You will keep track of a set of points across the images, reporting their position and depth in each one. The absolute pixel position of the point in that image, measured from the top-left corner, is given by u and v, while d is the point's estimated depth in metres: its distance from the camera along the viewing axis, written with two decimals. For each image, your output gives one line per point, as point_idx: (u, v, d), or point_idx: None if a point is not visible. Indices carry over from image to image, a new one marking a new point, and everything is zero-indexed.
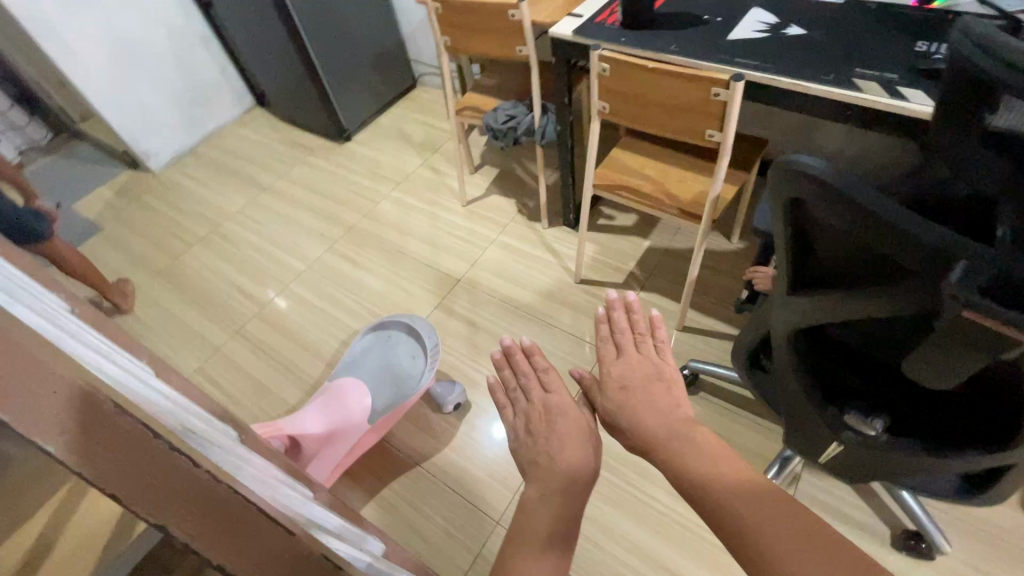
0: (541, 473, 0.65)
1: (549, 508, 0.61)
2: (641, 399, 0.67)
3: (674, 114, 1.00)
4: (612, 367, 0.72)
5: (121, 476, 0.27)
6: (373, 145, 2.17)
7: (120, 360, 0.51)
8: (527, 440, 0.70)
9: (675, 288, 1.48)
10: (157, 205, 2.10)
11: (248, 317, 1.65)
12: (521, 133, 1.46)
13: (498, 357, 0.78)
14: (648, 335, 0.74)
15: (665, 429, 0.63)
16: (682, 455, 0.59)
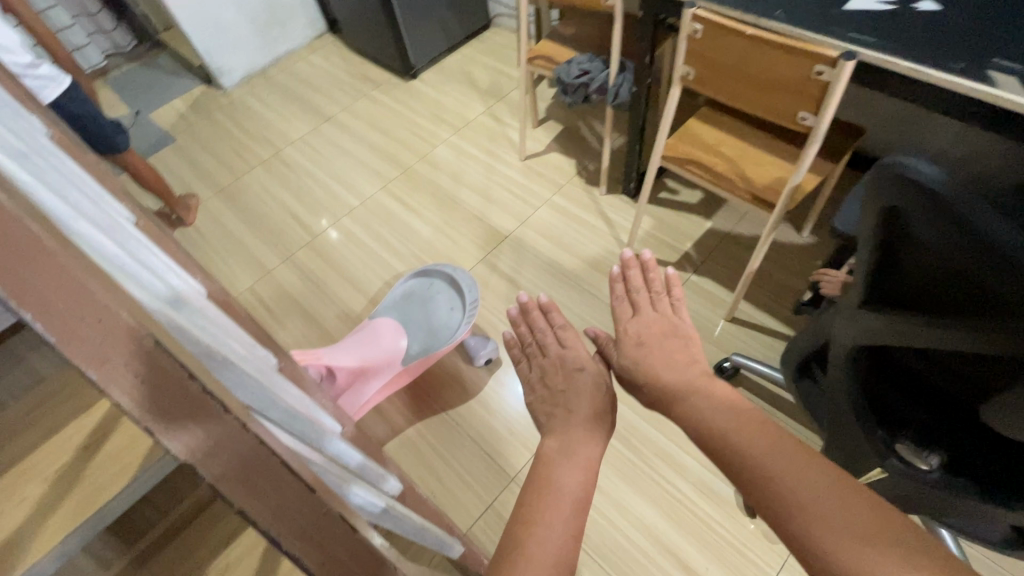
0: (559, 426, 0.66)
1: (573, 468, 0.59)
2: (659, 352, 0.68)
3: (766, 89, 0.90)
4: (628, 325, 0.72)
5: (156, 408, 0.27)
6: (438, 86, 2.12)
7: (173, 284, 0.53)
8: (543, 392, 0.72)
9: (731, 276, 1.40)
10: (225, 124, 2.15)
11: (301, 245, 1.70)
12: (593, 91, 1.38)
13: (514, 315, 0.81)
14: (664, 294, 0.74)
15: (680, 382, 0.63)
16: (696, 405, 0.60)
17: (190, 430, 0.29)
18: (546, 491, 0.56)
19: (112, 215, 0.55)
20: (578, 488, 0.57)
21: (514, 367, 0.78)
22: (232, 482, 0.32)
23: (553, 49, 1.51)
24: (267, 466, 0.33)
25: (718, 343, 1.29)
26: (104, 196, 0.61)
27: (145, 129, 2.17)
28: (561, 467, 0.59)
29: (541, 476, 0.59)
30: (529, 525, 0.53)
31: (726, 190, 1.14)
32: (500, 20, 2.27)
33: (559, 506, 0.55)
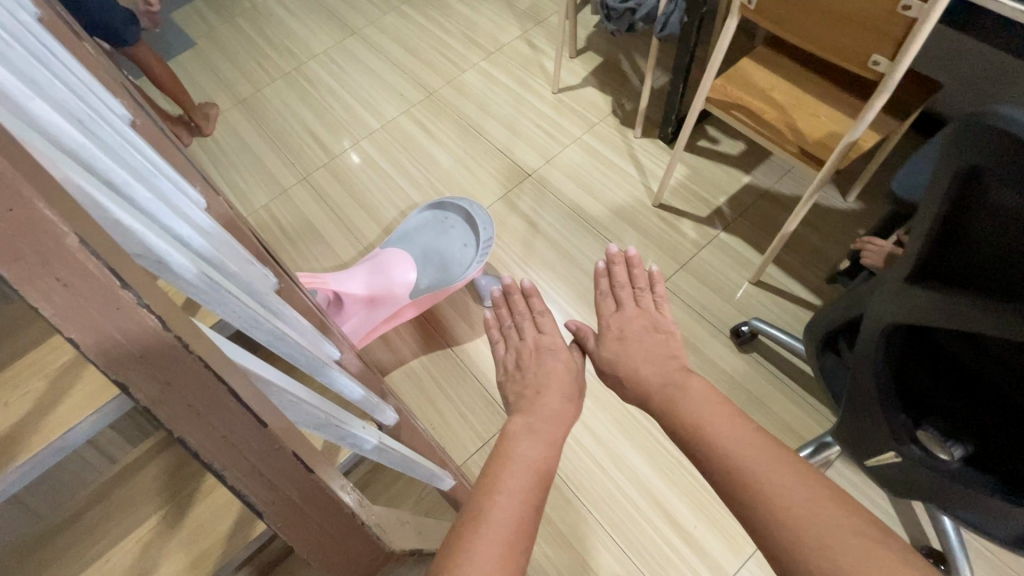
0: (527, 405, 0.74)
1: (536, 445, 0.66)
2: (639, 346, 0.77)
3: (837, 22, 0.79)
4: (611, 321, 0.81)
5: (81, 319, 0.25)
6: (472, 4, 1.96)
7: (155, 183, 0.49)
8: (516, 373, 0.81)
9: (762, 237, 1.32)
10: (248, 31, 2.05)
11: (318, 165, 1.65)
12: (639, 18, 1.24)
13: (497, 296, 0.89)
14: (648, 290, 0.83)
15: (659, 376, 0.71)
16: (675, 398, 0.67)
17: (110, 337, 0.26)
18: (506, 462, 0.62)
19: (94, 104, 0.51)
20: (539, 461, 0.64)
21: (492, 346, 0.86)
22: (172, 407, 0.29)
23: None
24: (212, 394, 0.30)
25: (738, 306, 1.23)
26: (90, 84, 0.57)
27: (167, 29, 2.09)
28: (522, 443, 0.66)
29: (505, 451, 0.65)
30: (492, 495, 0.57)
31: (774, 142, 1.04)
32: None
33: (519, 476, 0.60)
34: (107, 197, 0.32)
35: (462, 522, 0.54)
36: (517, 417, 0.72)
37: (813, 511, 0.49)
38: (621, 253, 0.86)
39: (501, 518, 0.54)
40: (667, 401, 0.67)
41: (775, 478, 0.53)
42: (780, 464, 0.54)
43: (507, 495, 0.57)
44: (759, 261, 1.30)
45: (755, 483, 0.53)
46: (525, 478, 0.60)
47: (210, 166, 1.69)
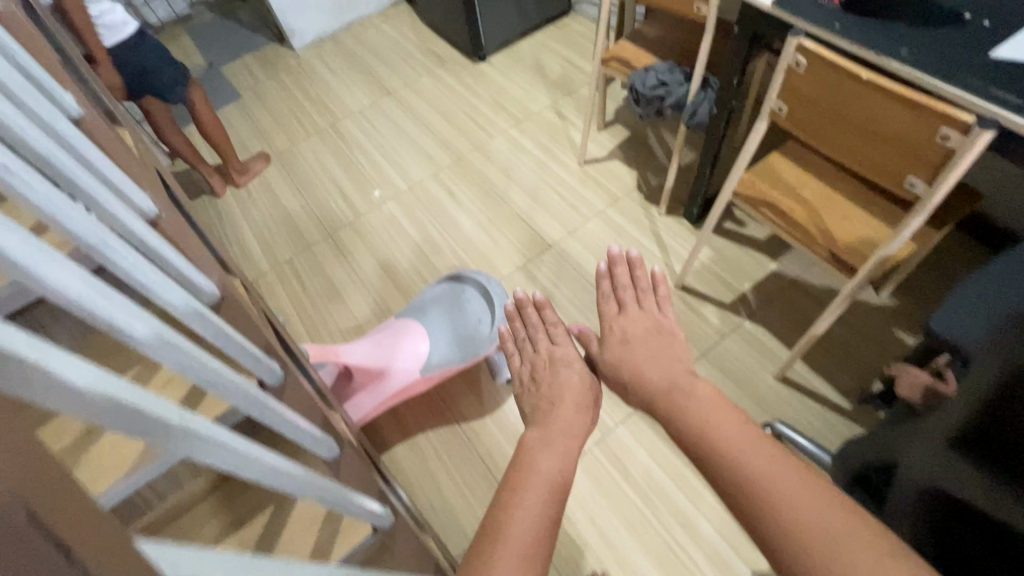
0: (541, 418, 0.73)
1: (552, 457, 0.66)
2: (641, 349, 0.73)
3: (860, 139, 0.78)
4: (614, 323, 0.78)
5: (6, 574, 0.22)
6: (505, 72, 2.02)
7: (156, 297, 0.51)
8: (531, 386, 0.79)
9: (789, 329, 1.27)
10: (290, 87, 2.15)
11: (344, 223, 1.67)
12: (667, 105, 1.24)
13: (509, 310, 0.88)
14: (651, 292, 0.80)
15: (665, 380, 0.68)
16: (679, 403, 0.63)
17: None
18: (525, 473, 0.62)
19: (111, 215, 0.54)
20: (555, 474, 0.63)
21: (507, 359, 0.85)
22: None
23: (630, 51, 1.38)
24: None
25: (761, 403, 1.18)
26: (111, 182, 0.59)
27: (218, 83, 2.22)
28: (540, 456, 0.65)
29: (525, 464, 0.64)
30: (510, 510, 0.57)
31: (803, 243, 1.00)
32: (580, 6, 2.14)
33: (536, 496, 0.60)
34: (142, 388, 0.34)
35: (484, 535, 0.56)
36: (531, 429, 0.71)
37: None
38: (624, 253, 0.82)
39: (520, 535, 0.55)
40: (668, 407, 0.64)
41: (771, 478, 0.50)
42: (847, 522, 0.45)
43: (527, 512, 0.57)
44: (785, 355, 1.24)
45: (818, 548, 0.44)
46: (543, 496, 0.59)
47: (241, 219, 1.74)
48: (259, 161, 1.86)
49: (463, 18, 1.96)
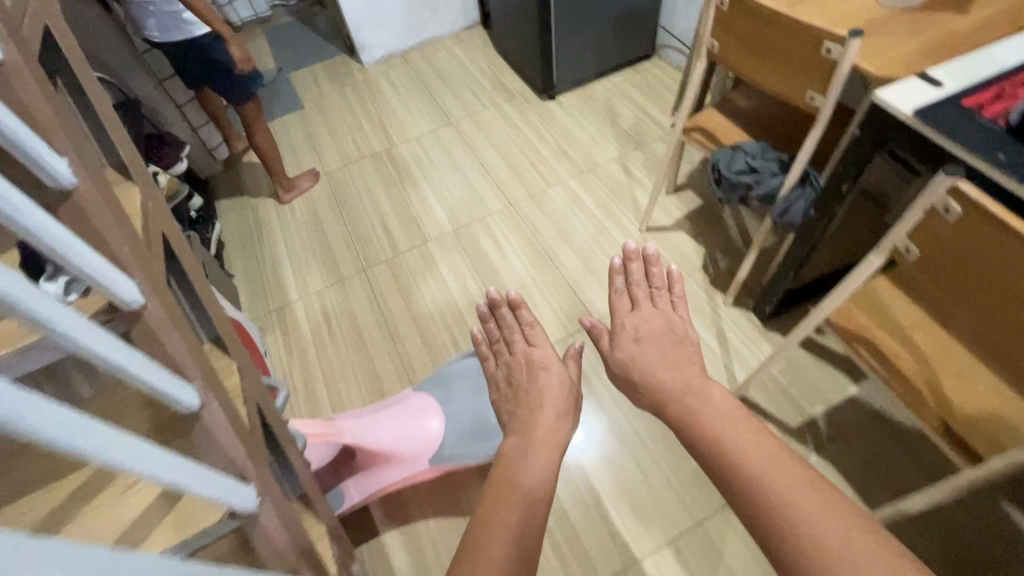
0: (525, 423, 0.88)
1: (538, 463, 0.79)
2: (651, 351, 0.86)
3: (978, 287, 0.63)
4: (626, 320, 0.92)
5: None
6: (574, 114, 1.90)
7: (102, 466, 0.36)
8: (512, 385, 0.95)
9: (866, 475, 1.06)
10: (353, 102, 2.10)
11: (380, 259, 1.59)
12: (755, 196, 1.07)
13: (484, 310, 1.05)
14: (665, 292, 0.94)
15: (677, 383, 0.79)
16: (691, 405, 0.73)
17: None
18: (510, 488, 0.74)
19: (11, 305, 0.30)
20: (538, 486, 0.76)
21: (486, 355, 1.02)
22: None
23: (716, 122, 1.23)
24: None
25: None
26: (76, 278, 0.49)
27: (284, 90, 2.21)
28: (522, 470, 0.78)
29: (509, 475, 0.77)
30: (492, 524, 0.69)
31: (907, 402, 0.81)
32: (665, 51, 1.98)
33: (518, 502, 0.73)
34: None
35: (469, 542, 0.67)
36: (515, 435, 0.86)
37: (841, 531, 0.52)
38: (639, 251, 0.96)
39: (498, 547, 0.66)
40: (681, 408, 0.74)
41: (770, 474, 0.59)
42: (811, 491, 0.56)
43: (506, 523, 0.69)
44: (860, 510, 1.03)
45: (786, 508, 0.55)
46: (522, 500, 0.72)
47: (281, 239, 1.70)
48: (309, 177, 1.82)
49: (537, 53, 1.85)
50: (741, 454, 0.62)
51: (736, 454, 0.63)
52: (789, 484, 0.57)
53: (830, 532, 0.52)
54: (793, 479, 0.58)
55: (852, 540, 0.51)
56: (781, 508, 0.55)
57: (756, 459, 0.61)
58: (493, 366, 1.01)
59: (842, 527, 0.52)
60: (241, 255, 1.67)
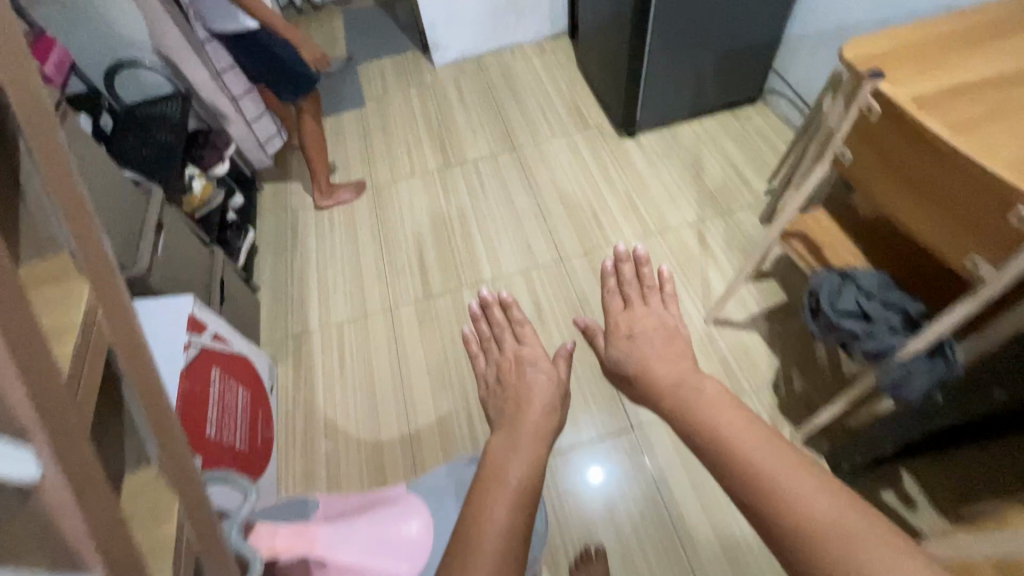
0: (511, 421, 0.89)
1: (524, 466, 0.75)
2: (643, 346, 0.83)
3: None
4: (617, 318, 0.90)
5: None
6: (652, 159, 1.67)
7: None
8: (499, 389, 0.98)
9: None
10: (416, 106, 1.96)
11: (409, 298, 1.45)
12: (862, 349, 0.83)
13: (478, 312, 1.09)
14: (656, 289, 0.91)
15: (672, 375, 0.72)
16: (684, 398, 0.64)
17: None
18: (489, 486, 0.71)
19: None
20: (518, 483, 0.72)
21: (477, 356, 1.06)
22: None
23: (826, 230, 0.98)
24: None
25: None
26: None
27: (349, 83, 2.10)
28: (509, 464, 0.75)
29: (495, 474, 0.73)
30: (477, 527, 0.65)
31: None
32: (773, 97, 1.70)
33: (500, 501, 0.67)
34: None
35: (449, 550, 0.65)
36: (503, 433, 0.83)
37: (855, 537, 0.43)
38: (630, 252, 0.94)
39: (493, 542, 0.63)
40: (670, 402, 0.66)
41: (772, 468, 0.50)
42: (809, 477, 0.47)
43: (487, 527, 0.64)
44: None
45: (782, 499, 0.47)
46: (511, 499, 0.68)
47: (313, 254, 1.60)
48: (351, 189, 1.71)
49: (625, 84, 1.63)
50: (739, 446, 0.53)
51: (734, 444, 0.54)
52: (791, 476, 0.48)
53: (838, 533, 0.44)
54: (792, 472, 0.49)
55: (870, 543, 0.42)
56: (774, 497, 0.48)
57: (756, 450, 0.52)
58: (483, 366, 1.04)
59: (845, 517, 0.44)
60: (272, 265, 1.58)
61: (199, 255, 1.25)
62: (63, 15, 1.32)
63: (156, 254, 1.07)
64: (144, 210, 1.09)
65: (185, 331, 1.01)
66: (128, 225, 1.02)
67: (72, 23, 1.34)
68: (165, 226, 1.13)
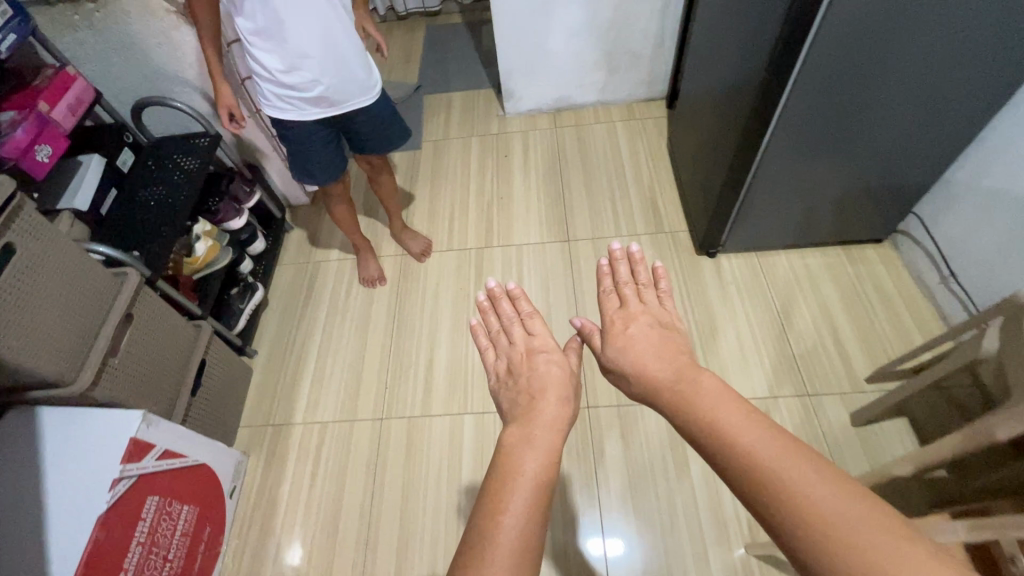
0: (523, 416, 0.81)
1: (538, 462, 0.72)
2: (642, 341, 0.81)
3: None
4: (614, 315, 0.87)
5: None
6: (729, 292, 1.36)
7: None
8: (511, 384, 0.89)
9: None
10: (472, 160, 1.74)
11: (402, 412, 1.27)
12: None
13: (484, 305, 0.99)
14: (652, 286, 0.89)
15: (670, 370, 0.73)
16: (686, 390, 0.68)
17: None
18: (507, 477, 0.69)
19: None
20: (536, 473, 0.70)
21: (487, 351, 0.96)
22: None
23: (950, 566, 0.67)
24: None
25: None
26: None
27: (410, 117, 1.91)
28: (524, 456, 0.72)
29: (509, 466, 0.71)
30: (496, 521, 0.63)
31: None
32: (906, 242, 1.33)
33: (519, 491, 0.67)
34: None
35: (468, 551, 0.62)
36: (514, 425, 0.79)
37: (840, 511, 0.48)
38: (623, 253, 0.90)
39: (508, 534, 0.62)
40: (674, 392, 0.70)
41: (767, 453, 0.55)
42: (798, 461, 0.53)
43: (510, 515, 0.64)
44: None
45: (772, 482, 0.52)
46: (526, 491, 0.67)
47: (320, 324, 1.44)
48: (422, 244, 1.52)
49: (717, 203, 1.32)
50: (736, 441, 0.58)
51: (729, 437, 0.59)
52: (775, 457, 0.54)
53: (827, 507, 0.48)
54: (781, 453, 0.54)
55: (855, 514, 0.47)
56: (770, 489, 0.52)
57: (751, 442, 0.57)
58: (493, 360, 0.95)
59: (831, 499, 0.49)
60: (275, 329, 1.45)
61: (179, 337, 1.11)
62: (94, 39, 1.18)
63: (112, 359, 0.94)
64: (109, 303, 0.95)
65: (120, 463, 0.87)
66: (80, 327, 0.89)
67: (105, 48, 1.20)
68: (135, 316, 1.00)
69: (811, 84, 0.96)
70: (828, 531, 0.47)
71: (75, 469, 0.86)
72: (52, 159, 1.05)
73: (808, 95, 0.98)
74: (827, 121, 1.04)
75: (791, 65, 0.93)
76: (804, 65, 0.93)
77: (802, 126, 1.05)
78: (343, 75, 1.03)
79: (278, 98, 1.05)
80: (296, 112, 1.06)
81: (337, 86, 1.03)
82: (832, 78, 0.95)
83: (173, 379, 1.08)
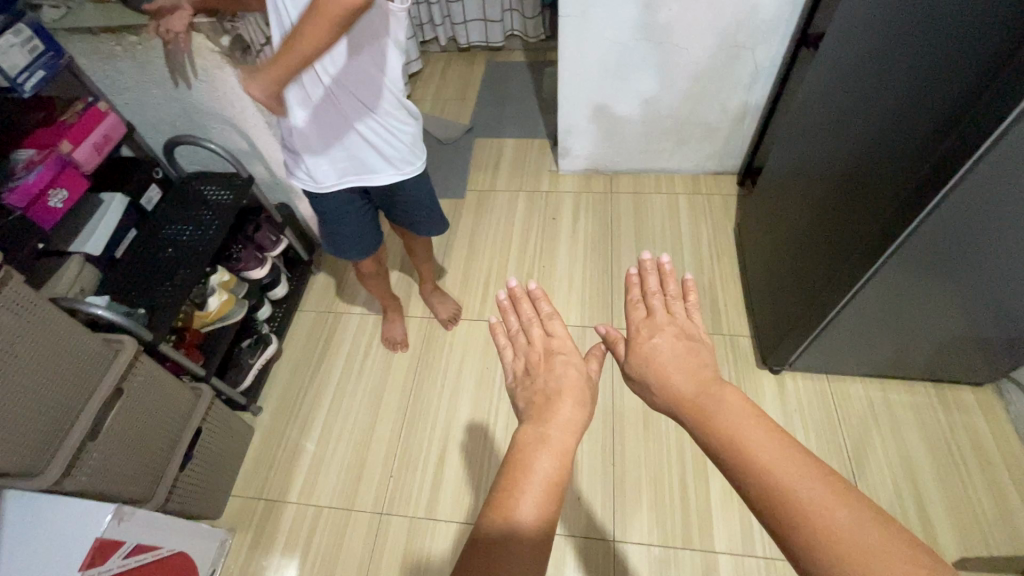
0: (535, 413, 0.67)
1: (550, 463, 0.59)
2: (667, 354, 0.69)
3: None
4: (640, 326, 0.74)
5: None
6: (792, 421, 1.18)
7: None
8: (526, 382, 0.74)
9: None
10: (517, 219, 1.61)
11: (405, 509, 1.14)
12: None
13: (503, 303, 0.81)
14: (680, 298, 0.75)
15: (692, 385, 0.64)
16: (707, 410, 0.59)
17: None
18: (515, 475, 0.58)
19: None
20: (551, 472, 0.58)
21: (500, 354, 0.79)
22: None
23: None
24: None
25: None
26: None
27: (457, 163, 1.79)
28: (535, 453, 0.60)
29: (516, 462, 0.60)
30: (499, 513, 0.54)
31: None
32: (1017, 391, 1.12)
33: (529, 492, 0.56)
34: None
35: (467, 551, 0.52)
36: (527, 425, 0.65)
37: (860, 534, 0.44)
38: (652, 264, 0.79)
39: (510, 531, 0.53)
40: (692, 411, 0.61)
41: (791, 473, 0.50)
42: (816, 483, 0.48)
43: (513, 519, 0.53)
44: None
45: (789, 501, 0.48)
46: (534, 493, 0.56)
47: (332, 388, 1.33)
48: (451, 308, 1.39)
49: (792, 322, 1.14)
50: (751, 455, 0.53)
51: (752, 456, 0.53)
52: (793, 475, 0.50)
53: (846, 531, 0.45)
54: (803, 475, 0.49)
55: (873, 545, 0.43)
56: (788, 509, 0.48)
57: (769, 454, 0.52)
58: (506, 361, 0.78)
59: (851, 524, 0.45)
60: (283, 386, 1.35)
61: (178, 402, 1.02)
62: (134, 69, 1.09)
63: (90, 443, 0.84)
64: (98, 378, 0.85)
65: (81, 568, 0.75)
66: (57, 410, 0.79)
67: (144, 79, 1.12)
68: (128, 386, 0.91)
69: (939, 228, 0.79)
70: (841, 552, 0.43)
71: (29, 553, 0.76)
72: (66, 204, 0.97)
73: (933, 239, 0.81)
74: (944, 273, 0.87)
75: (920, 204, 0.77)
76: (934, 214, 0.77)
77: (915, 268, 0.87)
78: (343, 143, 0.90)
79: (292, 158, 0.95)
80: (292, 165, 0.96)
81: (337, 154, 0.91)
82: (968, 226, 0.78)
83: (160, 456, 0.98)
